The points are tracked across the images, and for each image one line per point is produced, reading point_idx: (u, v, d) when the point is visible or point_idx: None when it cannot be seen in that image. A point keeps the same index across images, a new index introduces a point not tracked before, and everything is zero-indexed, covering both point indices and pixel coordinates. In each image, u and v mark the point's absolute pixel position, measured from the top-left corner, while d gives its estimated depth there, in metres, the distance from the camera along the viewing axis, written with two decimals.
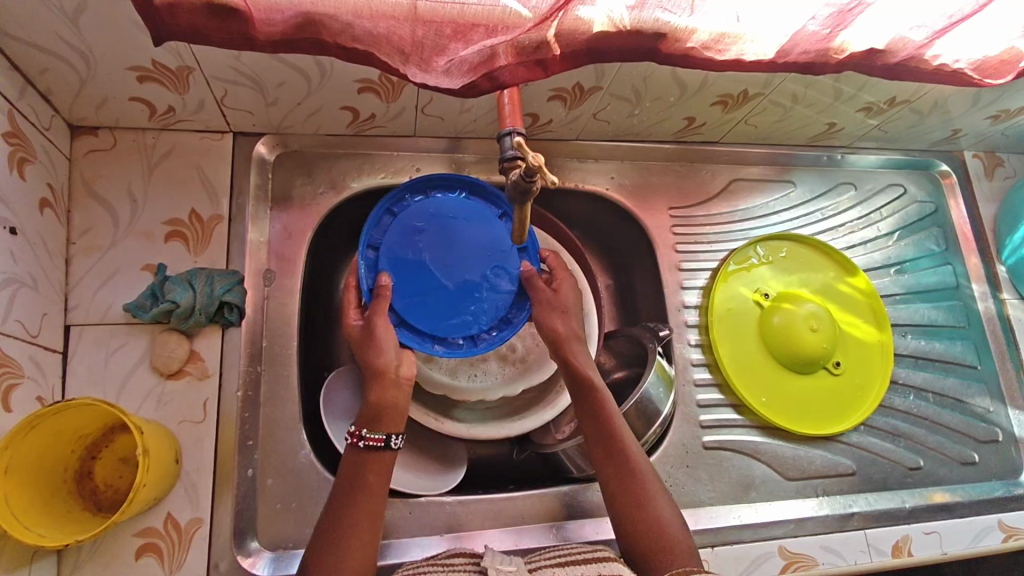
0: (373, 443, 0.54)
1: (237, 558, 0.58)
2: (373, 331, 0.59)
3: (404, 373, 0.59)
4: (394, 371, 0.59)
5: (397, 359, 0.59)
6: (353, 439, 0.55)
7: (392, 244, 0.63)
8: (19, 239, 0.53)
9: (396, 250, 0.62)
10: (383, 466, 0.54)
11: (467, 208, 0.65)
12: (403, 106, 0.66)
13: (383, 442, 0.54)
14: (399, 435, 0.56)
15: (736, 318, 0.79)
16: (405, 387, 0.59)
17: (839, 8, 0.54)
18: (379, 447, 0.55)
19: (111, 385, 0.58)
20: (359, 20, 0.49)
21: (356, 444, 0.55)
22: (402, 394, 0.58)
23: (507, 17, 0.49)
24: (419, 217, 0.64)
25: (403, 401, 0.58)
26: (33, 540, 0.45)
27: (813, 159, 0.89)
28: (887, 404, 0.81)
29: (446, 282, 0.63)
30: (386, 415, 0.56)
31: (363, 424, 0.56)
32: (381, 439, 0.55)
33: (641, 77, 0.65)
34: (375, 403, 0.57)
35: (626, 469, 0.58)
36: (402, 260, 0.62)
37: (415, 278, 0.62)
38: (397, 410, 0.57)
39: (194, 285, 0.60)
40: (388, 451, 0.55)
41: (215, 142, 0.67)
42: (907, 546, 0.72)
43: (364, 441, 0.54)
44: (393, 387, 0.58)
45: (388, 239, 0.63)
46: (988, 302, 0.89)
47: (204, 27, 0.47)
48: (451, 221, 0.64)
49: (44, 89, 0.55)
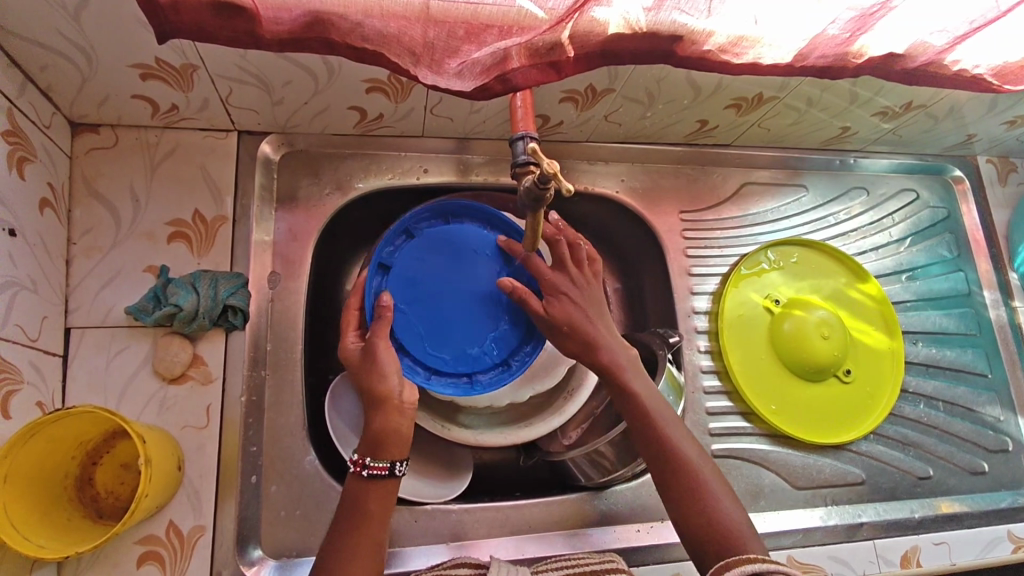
0: (378, 472, 0.52)
1: (241, 567, 0.57)
2: (374, 353, 0.56)
3: (408, 397, 0.56)
4: (398, 397, 0.55)
5: (399, 385, 0.56)
6: (357, 468, 0.52)
7: (403, 268, 0.62)
8: (18, 241, 0.51)
9: (407, 275, 0.61)
10: (385, 493, 0.53)
11: (487, 240, 0.64)
12: (412, 107, 0.65)
13: (388, 471, 0.53)
14: (404, 462, 0.54)
15: (746, 325, 0.78)
16: (409, 412, 0.55)
17: (862, 11, 0.53)
18: (383, 475, 0.53)
19: (113, 389, 0.57)
20: (369, 20, 0.47)
21: (360, 472, 0.52)
22: (406, 421, 0.55)
23: (522, 19, 0.48)
24: (434, 245, 0.63)
25: (407, 426, 0.55)
26: (32, 552, 0.44)
27: (825, 164, 0.88)
28: (897, 412, 0.81)
29: (452, 315, 0.62)
30: (389, 442, 0.54)
31: (367, 450, 0.53)
32: (385, 468, 0.53)
33: (656, 79, 0.63)
34: (379, 430, 0.54)
35: (671, 461, 0.55)
36: (409, 286, 0.61)
37: (421, 309, 0.61)
38: (401, 436, 0.54)
39: (198, 288, 0.59)
40: (392, 478, 0.53)
41: (220, 141, 0.65)
42: (916, 557, 0.71)
43: (368, 470, 0.52)
44: (397, 414, 0.55)
45: (401, 262, 0.62)
46: (999, 310, 0.88)
47: (209, 25, 0.45)
48: (466, 253, 0.63)
49: (44, 86, 0.54)
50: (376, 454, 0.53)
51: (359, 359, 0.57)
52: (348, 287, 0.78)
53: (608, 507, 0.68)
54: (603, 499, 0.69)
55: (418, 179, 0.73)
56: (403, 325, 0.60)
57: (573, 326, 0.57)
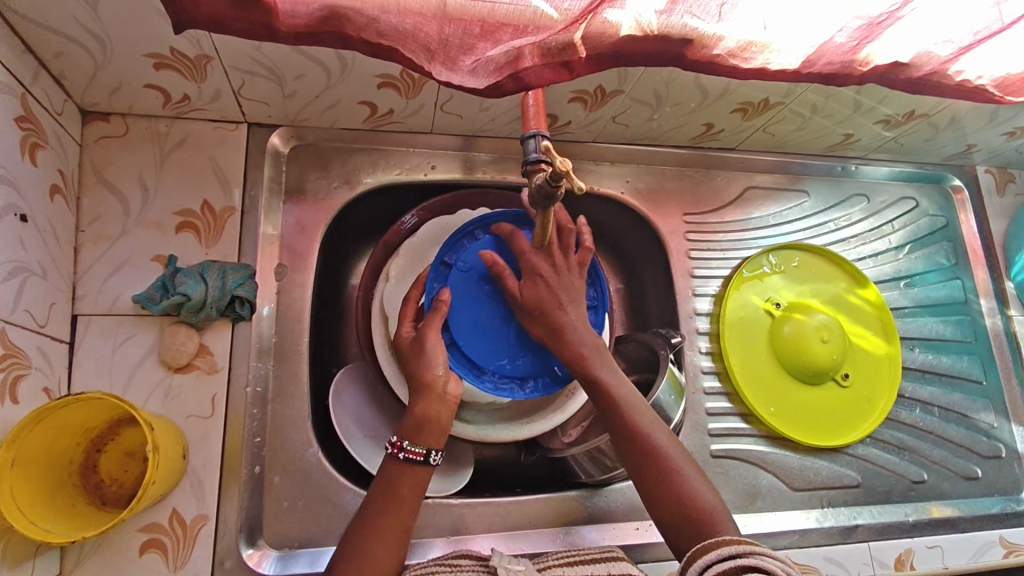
0: (413, 456, 0.53)
1: (243, 557, 0.57)
2: (423, 342, 0.58)
3: (451, 389, 0.57)
4: (442, 386, 0.56)
5: (445, 375, 0.57)
6: (393, 449, 0.54)
7: (467, 268, 0.62)
8: (29, 226, 0.51)
9: (469, 275, 0.62)
10: (417, 482, 0.53)
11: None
12: (423, 102, 0.65)
13: (423, 458, 0.53)
14: (438, 453, 0.55)
15: (747, 327, 0.79)
16: (450, 402, 0.57)
17: (869, 20, 0.54)
18: (417, 462, 0.54)
19: (119, 376, 0.57)
20: (385, 16, 0.48)
21: (395, 454, 0.54)
22: (446, 411, 0.56)
23: (537, 18, 0.49)
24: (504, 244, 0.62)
25: (448, 415, 0.56)
26: (39, 536, 0.45)
27: (826, 170, 0.89)
28: (893, 417, 0.82)
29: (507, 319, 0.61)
30: (429, 430, 0.55)
31: (405, 434, 0.55)
32: (421, 454, 0.53)
33: (664, 81, 0.64)
34: (420, 415, 0.55)
35: (668, 463, 0.55)
36: (470, 286, 0.61)
37: (483, 309, 0.61)
38: (441, 425, 0.55)
39: (206, 278, 0.59)
40: (425, 466, 0.54)
41: (229, 133, 0.65)
42: (910, 559, 0.72)
43: (404, 452, 0.53)
44: (438, 402, 0.56)
45: (468, 261, 0.62)
46: (995, 318, 0.89)
47: (225, 17, 0.46)
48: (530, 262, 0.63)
49: (58, 73, 0.54)
50: (413, 438, 0.54)
51: (410, 344, 0.59)
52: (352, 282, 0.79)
53: (608, 505, 0.69)
54: (603, 497, 0.69)
55: (426, 175, 0.74)
56: (457, 322, 0.60)
57: (542, 311, 0.57)
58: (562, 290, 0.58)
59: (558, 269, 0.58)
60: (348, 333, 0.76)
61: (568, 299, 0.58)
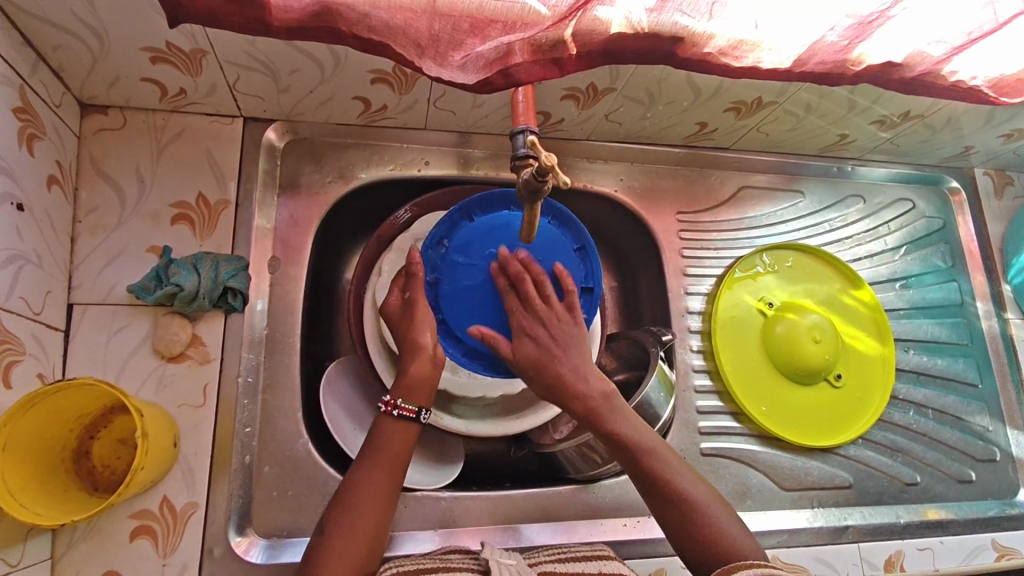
0: (406, 413, 0.57)
1: (231, 544, 0.58)
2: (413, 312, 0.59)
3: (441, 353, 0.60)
4: (433, 349, 0.59)
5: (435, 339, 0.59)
6: (388, 407, 0.57)
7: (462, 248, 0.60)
8: (25, 215, 0.52)
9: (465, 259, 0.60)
10: (407, 436, 0.57)
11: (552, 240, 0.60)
12: (416, 98, 0.66)
13: (416, 413, 0.57)
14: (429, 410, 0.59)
15: (738, 327, 0.79)
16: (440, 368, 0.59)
17: (860, 19, 0.54)
18: (410, 417, 0.57)
19: (112, 365, 0.58)
20: (375, 11, 0.48)
21: (390, 412, 0.57)
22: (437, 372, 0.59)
23: (525, 15, 0.49)
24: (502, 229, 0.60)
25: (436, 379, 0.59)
26: (27, 517, 0.45)
27: (823, 170, 0.89)
28: (886, 418, 0.81)
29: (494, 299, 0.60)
30: (420, 389, 0.58)
31: (398, 393, 0.58)
32: (414, 410, 0.57)
33: (656, 80, 0.64)
34: (410, 378, 0.58)
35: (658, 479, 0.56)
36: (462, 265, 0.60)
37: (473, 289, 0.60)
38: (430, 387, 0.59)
39: (199, 269, 0.60)
40: (417, 423, 0.58)
41: (226, 127, 0.66)
42: (900, 561, 0.72)
43: (399, 409, 0.57)
44: (430, 365, 0.59)
45: (462, 245, 0.60)
46: (991, 321, 0.88)
47: (220, 11, 0.46)
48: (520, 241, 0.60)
49: (56, 66, 0.55)
50: (407, 396, 0.57)
51: (400, 312, 0.61)
52: (347, 275, 0.79)
53: (597, 500, 0.69)
54: (592, 493, 0.70)
55: (419, 171, 0.74)
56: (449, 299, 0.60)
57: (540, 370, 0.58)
58: (555, 340, 0.58)
59: (549, 321, 0.58)
60: (341, 326, 0.77)
61: (561, 348, 0.58)
